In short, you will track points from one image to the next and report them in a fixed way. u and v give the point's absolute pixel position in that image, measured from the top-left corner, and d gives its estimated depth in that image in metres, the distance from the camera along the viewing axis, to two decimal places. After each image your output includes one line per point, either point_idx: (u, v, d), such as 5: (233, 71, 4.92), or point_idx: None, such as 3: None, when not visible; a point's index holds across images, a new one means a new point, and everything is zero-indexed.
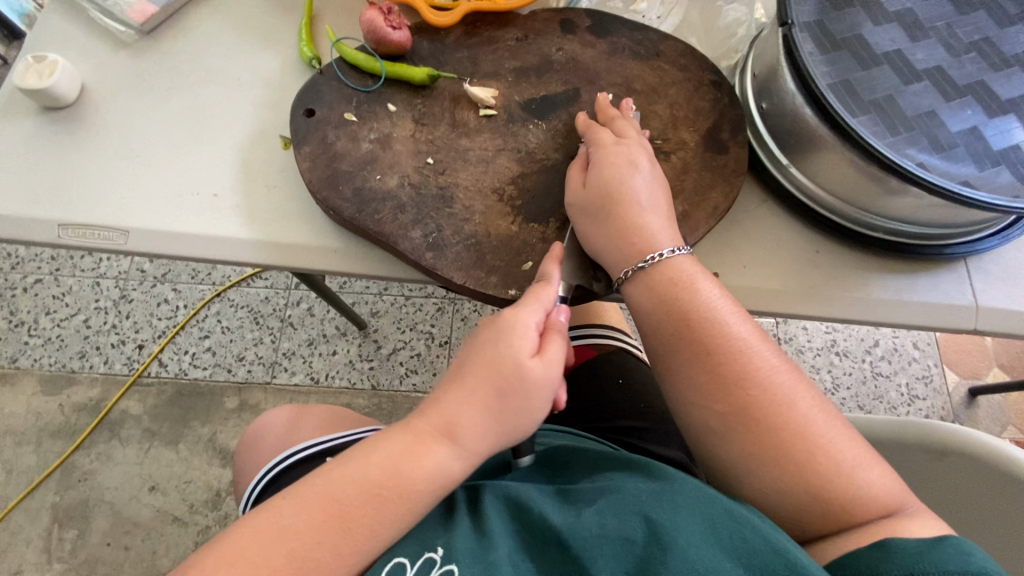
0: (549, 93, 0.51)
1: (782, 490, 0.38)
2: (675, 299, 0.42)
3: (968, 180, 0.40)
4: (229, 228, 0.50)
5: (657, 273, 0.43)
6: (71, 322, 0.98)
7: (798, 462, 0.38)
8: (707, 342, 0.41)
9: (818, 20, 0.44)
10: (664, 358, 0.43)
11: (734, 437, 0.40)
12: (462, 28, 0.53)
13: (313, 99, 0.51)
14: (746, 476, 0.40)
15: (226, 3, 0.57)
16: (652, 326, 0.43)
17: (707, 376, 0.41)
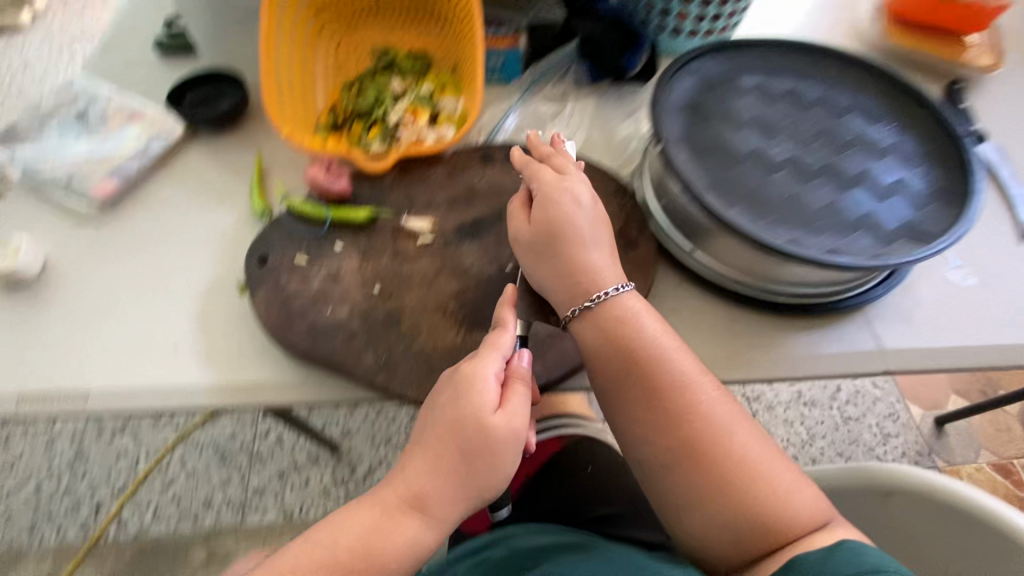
0: (477, 217, 0.58)
1: (715, 508, 0.48)
2: (624, 337, 0.50)
3: (833, 249, 0.49)
4: (188, 375, 0.53)
5: (604, 313, 0.50)
6: (22, 493, 1.01)
7: (727, 483, 0.47)
8: (651, 381, 0.49)
9: (687, 135, 0.56)
10: (617, 390, 0.50)
11: (676, 465, 0.48)
12: (396, 172, 0.62)
13: (266, 248, 0.56)
14: (689, 493, 0.48)
15: (184, 173, 0.66)
16: (601, 363, 0.50)
17: (651, 410, 0.49)
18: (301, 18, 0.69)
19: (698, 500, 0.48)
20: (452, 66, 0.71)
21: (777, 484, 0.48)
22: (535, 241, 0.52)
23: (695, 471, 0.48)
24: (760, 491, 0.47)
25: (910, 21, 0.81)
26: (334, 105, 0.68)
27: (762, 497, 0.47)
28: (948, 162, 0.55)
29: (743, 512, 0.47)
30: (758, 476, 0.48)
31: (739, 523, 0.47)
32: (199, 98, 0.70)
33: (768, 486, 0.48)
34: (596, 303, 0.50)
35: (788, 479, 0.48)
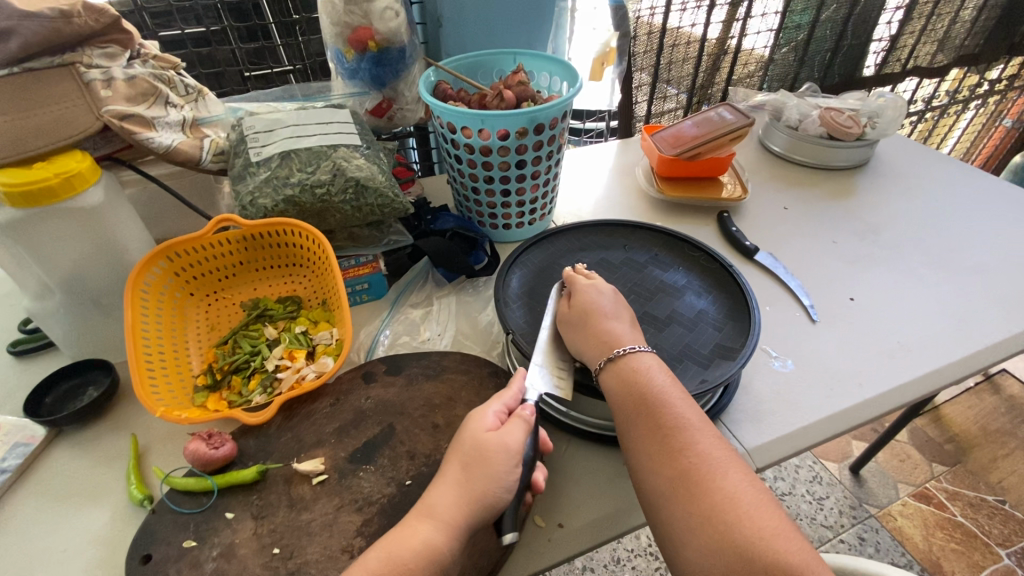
0: (368, 439, 0.61)
1: (702, 546, 0.46)
2: (637, 386, 0.55)
3: None
4: None
5: (620, 366, 0.57)
6: None
7: (717, 520, 0.46)
8: (656, 418, 0.53)
9: (529, 323, 0.69)
10: (627, 426, 0.54)
11: (671, 495, 0.49)
12: (281, 416, 0.64)
13: (148, 542, 0.53)
14: (680, 529, 0.47)
15: (49, 479, 0.62)
16: (616, 405, 0.56)
17: (654, 445, 0.52)
18: (167, 293, 0.73)
19: (686, 532, 0.47)
20: (321, 300, 0.79)
21: (773, 538, 0.45)
22: (570, 317, 0.64)
23: (689, 502, 0.48)
24: (751, 536, 0.45)
25: (674, 176, 1.06)
26: (210, 365, 0.71)
27: (750, 544, 0.44)
28: (729, 285, 0.71)
29: (732, 555, 0.44)
30: (754, 525, 0.45)
31: (726, 565, 0.44)
32: (62, 393, 0.70)
33: (762, 536, 0.45)
34: (614, 354, 0.58)
35: (788, 539, 0.45)
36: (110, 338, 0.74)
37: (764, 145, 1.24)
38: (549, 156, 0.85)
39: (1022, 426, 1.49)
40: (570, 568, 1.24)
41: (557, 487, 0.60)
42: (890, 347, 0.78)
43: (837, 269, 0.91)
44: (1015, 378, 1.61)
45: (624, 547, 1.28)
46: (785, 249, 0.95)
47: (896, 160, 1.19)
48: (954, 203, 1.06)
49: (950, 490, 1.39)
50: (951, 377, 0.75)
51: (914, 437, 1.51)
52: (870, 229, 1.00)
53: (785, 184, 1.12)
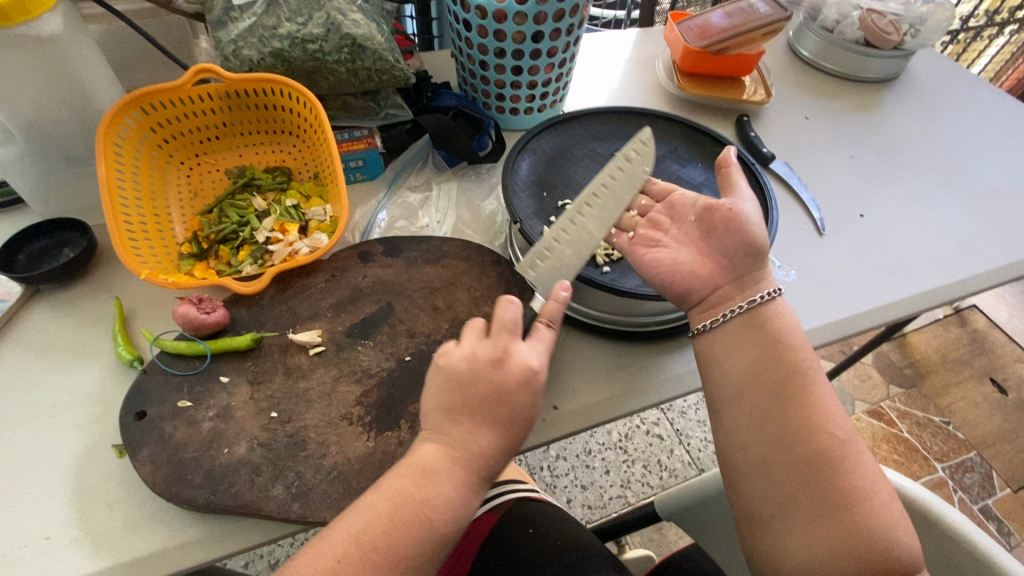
0: (365, 315, 0.59)
1: (827, 526, 0.45)
2: (780, 347, 0.50)
3: (648, 280, 0.61)
4: (70, 568, 0.46)
5: (766, 321, 0.52)
6: None
7: (846, 502, 0.45)
8: (801, 386, 0.49)
9: (536, 212, 0.65)
10: (762, 386, 0.49)
11: (806, 471, 0.46)
12: (274, 288, 0.61)
13: (142, 401, 0.52)
14: (805, 507, 0.46)
15: (32, 337, 0.60)
16: (750, 361, 0.51)
17: (793, 415, 0.48)
18: (143, 152, 0.67)
19: (815, 513, 0.45)
20: (313, 173, 0.73)
21: (895, 529, 0.45)
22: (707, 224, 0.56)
23: (822, 480, 0.46)
24: (877, 525, 0.45)
25: (697, 72, 0.98)
26: (195, 233, 0.67)
27: (875, 531, 0.45)
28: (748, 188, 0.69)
29: (856, 540, 0.44)
30: (880, 515, 0.45)
31: (848, 548, 0.44)
32: (37, 251, 0.65)
33: (885, 527, 0.45)
34: (759, 304, 0.52)
35: (905, 532, 0.46)
36: (83, 196, 0.69)
37: (792, 49, 1.14)
38: (569, 31, 0.76)
39: (978, 357, 1.57)
40: (545, 455, 1.32)
41: (555, 372, 0.60)
42: (891, 265, 0.77)
43: (851, 184, 0.88)
44: (982, 313, 1.66)
45: (596, 440, 1.35)
46: (802, 160, 0.91)
47: (926, 75, 1.11)
48: (978, 127, 1.01)
49: (902, 410, 1.48)
50: (945, 298, 0.75)
51: (878, 360, 1.57)
52: (888, 147, 0.95)
53: (809, 92, 1.05)
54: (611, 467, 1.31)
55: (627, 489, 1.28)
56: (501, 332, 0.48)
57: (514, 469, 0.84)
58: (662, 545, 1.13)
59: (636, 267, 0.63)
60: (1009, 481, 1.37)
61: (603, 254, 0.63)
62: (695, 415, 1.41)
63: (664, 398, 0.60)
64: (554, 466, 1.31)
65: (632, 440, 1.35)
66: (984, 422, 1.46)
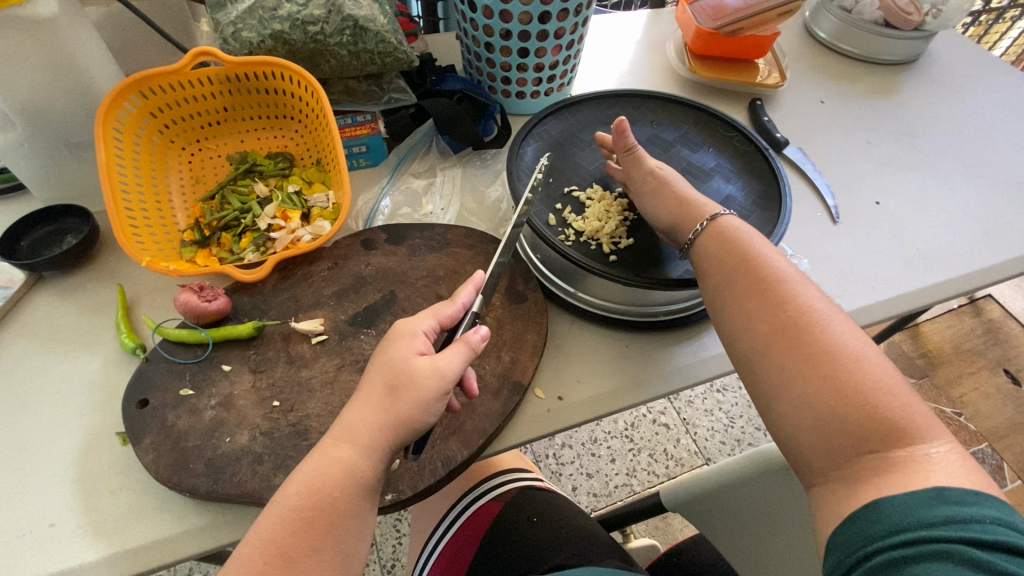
0: (368, 304, 0.58)
1: (794, 393, 0.41)
2: (732, 246, 0.50)
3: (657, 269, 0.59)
4: (75, 555, 0.47)
5: (711, 235, 0.53)
6: None
7: (815, 365, 0.41)
8: (754, 273, 0.48)
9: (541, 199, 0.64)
10: (724, 287, 0.50)
11: (768, 349, 0.44)
12: (276, 276, 0.61)
13: (144, 389, 0.52)
14: (777, 386, 0.43)
15: (35, 325, 0.60)
16: (711, 265, 0.51)
17: (749, 304, 0.47)
18: (144, 137, 0.66)
19: (780, 386, 0.42)
20: (315, 159, 0.72)
21: (879, 386, 0.39)
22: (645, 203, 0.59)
23: (785, 350, 0.43)
24: (860, 383, 0.39)
25: (709, 54, 0.95)
26: (197, 220, 0.66)
27: (852, 389, 0.39)
28: (759, 175, 0.67)
29: (830, 398, 0.39)
30: (860, 375, 0.40)
31: (821, 408, 0.39)
32: (39, 239, 0.65)
33: (870, 385, 0.39)
34: (704, 226, 0.54)
35: (898, 394, 0.39)
36: (86, 183, 0.68)
37: (809, 31, 1.11)
38: (577, 11, 0.74)
39: (992, 348, 1.54)
40: (551, 443, 1.32)
41: (560, 362, 0.59)
42: (908, 253, 0.75)
43: (867, 169, 0.86)
44: (997, 303, 1.62)
45: (602, 429, 1.35)
46: (816, 145, 0.89)
47: (948, 58, 1.07)
48: (1001, 111, 0.98)
49: None
50: (961, 288, 0.73)
51: (890, 350, 1.54)
52: (907, 132, 0.92)
53: (824, 74, 1.01)
54: (616, 455, 1.31)
55: (632, 477, 1.28)
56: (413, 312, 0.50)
57: (519, 457, 0.84)
58: (667, 533, 1.13)
59: (648, 254, 0.60)
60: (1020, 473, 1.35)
61: (610, 242, 0.60)
62: (701, 404, 1.39)
63: (672, 390, 0.59)
64: (559, 454, 1.31)
65: (638, 430, 1.35)
66: (996, 413, 1.44)
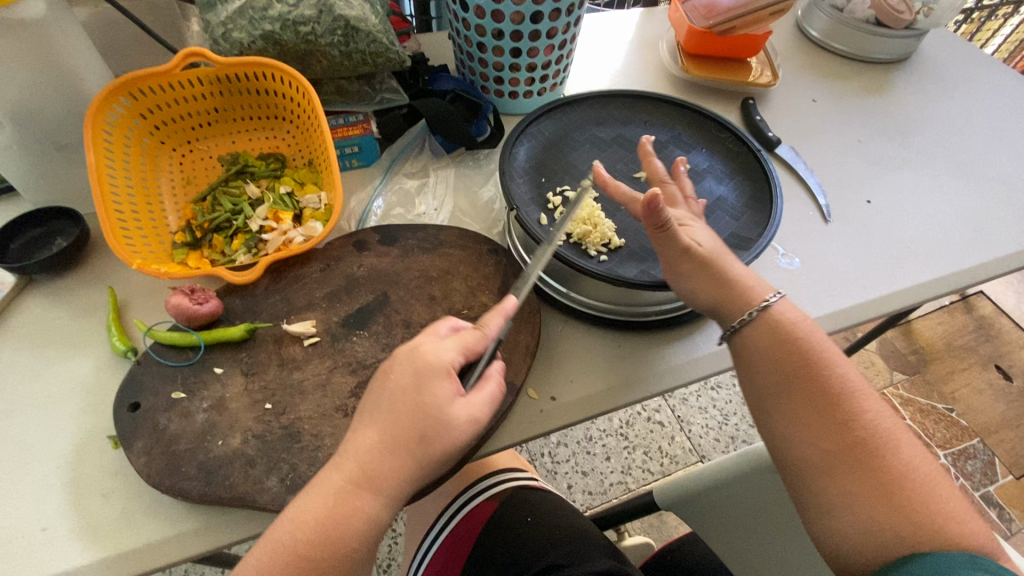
0: (360, 306, 0.59)
1: (863, 512, 0.42)
2: (794, 341, 0.49)
3: (645, 270, 0.59)
4: (67, 558, 0.46)
5: (769, 328, 0.50)
6: None
7: (884, 487, 0.42)
8: (818, 375, 0.47)
9: (534, 197, 0.63)
10: (782, 382, 0.48)
11: (833, 463, 0.44)
12: (268, 277, 0.61)
13: (136, 392, 0.52)
14: (841, 503, 0.43)
15: (25, 327, 0.60)
16: (768, 356, 0.50)
17: (815, 411, 0.46)
18: (134, 139, 0.66)
19: (848, 499, 0.43)
20: (307, 160, 0.72)
21: (947, 513, 0.41)
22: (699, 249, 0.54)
23: (855, 465, 0.43)
24: (934, 513, 0.41)
25: (702, 52, 0.95)
26: (188, 222, 0.66)
27: (922, 515, 0.41)
28: (750, 175, 0.68)
29: (904, 524, 0.40)
30: (929, 502, 0.41)
31: (893, 532, 0.40)
32: (29, 240, 0.65)
33: (938, 511, 0.41)
34: (763, 309, 0.51)
35: (961, 520, 0.41)
36: (76, 184, 0.68)
37: (801, 29, 1.11)
38: (569, 11, 0.74)
39: (984, 344, 1.56)
40: (546, 441, 1.33)
41: (553, 363, 0.59)
42: (899, 252, 0.76)
43: (857, 168, 0.86)
44: (989, 300, 1.63)
45: (597, 427, 1.35)
46: (808, 144, 0.89)
47: (940, 57, 1.08)
48: (991, 110, 0.98)
49: (904, 397, 1.47)
50: (951, 287, 0.74)
51: (882, 347, 1.55)
52: (899, 131, 0.93)
53: (817, 73, 1.02)
54: (611, 453, 1.32)
55: (627, 475, 1.29)
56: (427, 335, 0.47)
57: (514, 456, 0.84)
58: (661, 530, 1.14)
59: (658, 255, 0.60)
60: (1011, 468, 1.37)
61: (599, 244, 0.60)
62: (696, 402, 1.40)
63: (664, 390, 0.59)
64: (554, 452, 1.32)
65: (632, 428, 1.35)
66: (988, 409, 1.45)
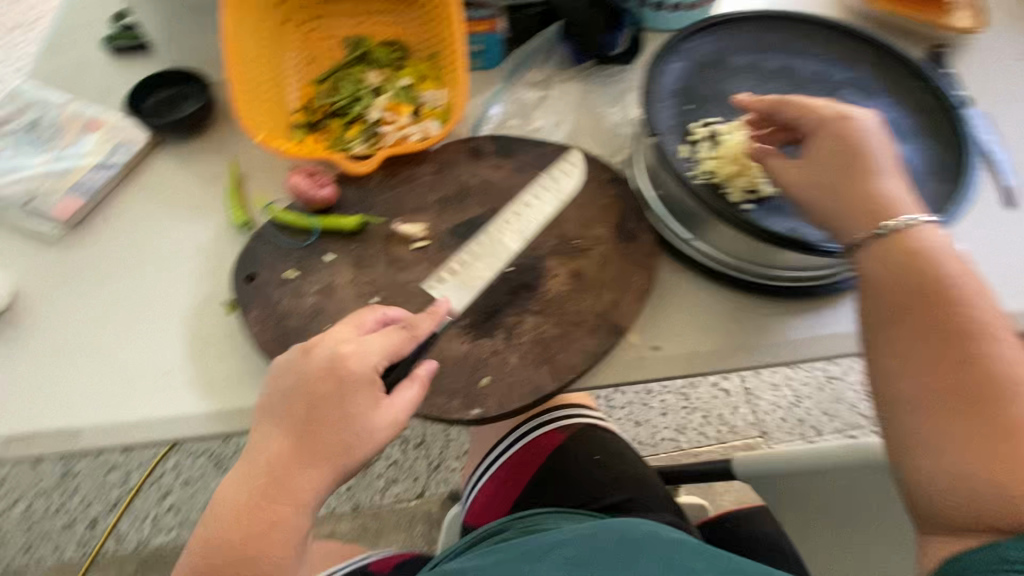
0: (470, 217, 0.56)
1: (958, 459, 0.37)
2: (920, 273, 0.41)
3: (794, 228, 0.50)
4: (184, 404, 0.50)
5: (892, 253, 0.43)
6: (16, 513, 1.05)
7: (994, 437, 0.36)
8: (940, 314, 0.40)
9: (680, 122, 0.56)
10: (893, 319, 0.42)
11: (932, 408, 0.39)
12: (382, 173, 0.59)
13: (253, 265, 0.53)
14: (935, 462, 0.38)
15: (154, 185, 0.62)
16: (882, 289, 0.43)
17: (929, 363, 0.39)
18: (265, 6, 0.64)
19: (941, 447, 0.38)
20: (431, 52, 0.67)
21: None
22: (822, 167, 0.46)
23: (965, 412, 0.38)
24: None
25: None
26: (308, 102, 0.65)
27: None
28: (937, 137, 0.57)
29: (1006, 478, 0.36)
30: None
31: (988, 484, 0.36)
32: (161, 99, 0.66)
33: None
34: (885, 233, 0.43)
35: None
36: (206, 49, 0.67)
37: None
38: None
39: None
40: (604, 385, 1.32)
41: (661, 310, 0.55)
42: None
43: None
44: None
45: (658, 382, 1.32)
46: (1005, 112, 0.73)
47: None
48: None
49: None
50: None
51: None
52: None
53: None
54: (669, 410, 1.30)
55: (681, 434, 1.27)
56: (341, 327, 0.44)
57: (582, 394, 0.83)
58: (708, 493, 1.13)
59: None
60: None
61: (744, 190, 0.52)
62: (768, 377, 1.33)
63: (778, 361, 0.54)
64: (611, 397, 1.31)
65: (697, 391, 1.31)
66: None
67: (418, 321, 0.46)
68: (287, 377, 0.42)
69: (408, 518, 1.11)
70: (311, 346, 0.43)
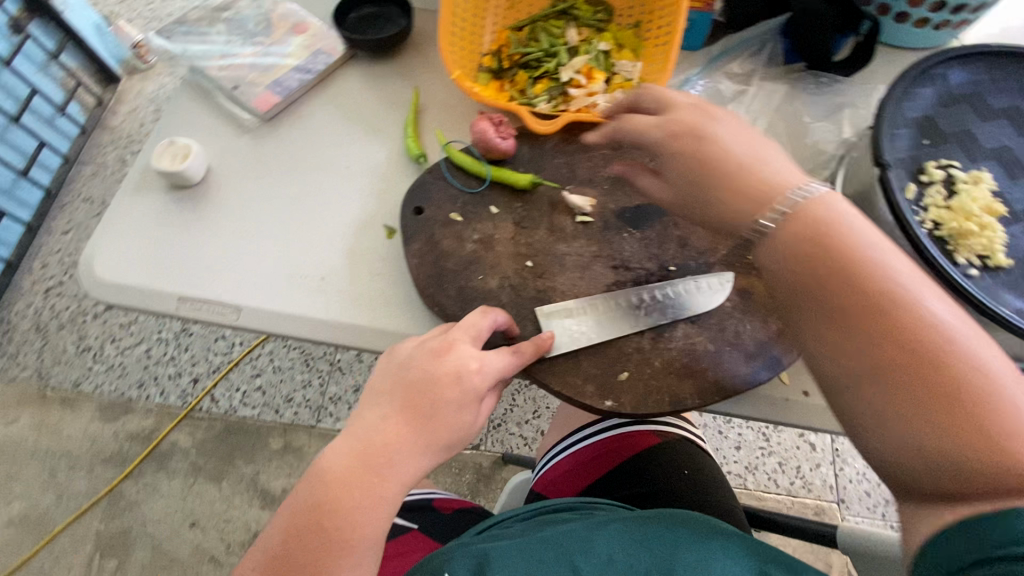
0: (642, 204, 0.53)
1: (905, 439, 0.31)
2: (810, 241, 0.36)
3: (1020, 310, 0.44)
4: (331, 310, 0.53)
5: (773, 226, 0.38)
6: (134, 351, 1.18)
7: (954, 418, 0.30)
8: (847, 279, 0.34)
9: (912, 156, 0.49)
10: (805, 290, 0.37)
11: (866, 384, 0.33)
12: (560, 137, 0.57)
13: (422, 199, 0.54)
14: (901, 429, 0.32)
15: (341, 96, 0.65)
16: (779, 261, 0.38)
17: (861, 313, 0.34)
18: None
19: (902, 423, 0.31)
20: (636, 20, 0.63)
21: None
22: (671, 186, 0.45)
23: (916, 387, 0.31)
24: None
25: None
26: (501, 47, 0.64)
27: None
28: None
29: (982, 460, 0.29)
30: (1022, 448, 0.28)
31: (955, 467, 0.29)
32: (364, 16, 0.68)
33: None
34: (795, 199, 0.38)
35: None
36: None
37: None
38: None
39: None
40: None
41: None
42: None
43: None
44: None
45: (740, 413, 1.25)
46: None
47: None
48: None
49: None
50: None
51: None
52: None
53: None
54: (743, 445, 1.22)
55: (749, 473, 1.20)
56: (460, 330, 0.43)
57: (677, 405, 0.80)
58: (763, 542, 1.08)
59: None
60: None
61: (973, 253, 0.45)
62: None
63: None
64: None
65: (779, 435, 1.22)
66: None
67: (527, 345, 0.44)
68: (411, 368, 0.41)
69: (461, 464, 1.15)
70: (444, 348, 0.41)
